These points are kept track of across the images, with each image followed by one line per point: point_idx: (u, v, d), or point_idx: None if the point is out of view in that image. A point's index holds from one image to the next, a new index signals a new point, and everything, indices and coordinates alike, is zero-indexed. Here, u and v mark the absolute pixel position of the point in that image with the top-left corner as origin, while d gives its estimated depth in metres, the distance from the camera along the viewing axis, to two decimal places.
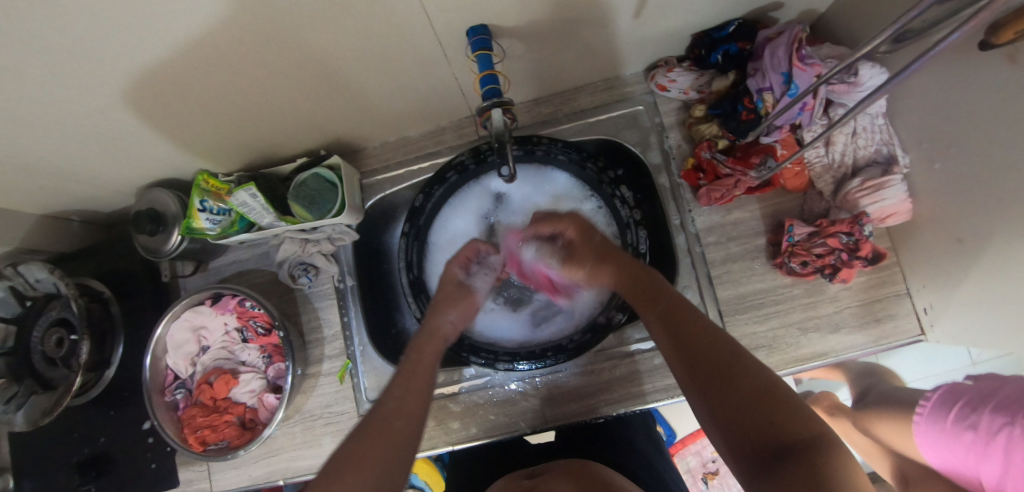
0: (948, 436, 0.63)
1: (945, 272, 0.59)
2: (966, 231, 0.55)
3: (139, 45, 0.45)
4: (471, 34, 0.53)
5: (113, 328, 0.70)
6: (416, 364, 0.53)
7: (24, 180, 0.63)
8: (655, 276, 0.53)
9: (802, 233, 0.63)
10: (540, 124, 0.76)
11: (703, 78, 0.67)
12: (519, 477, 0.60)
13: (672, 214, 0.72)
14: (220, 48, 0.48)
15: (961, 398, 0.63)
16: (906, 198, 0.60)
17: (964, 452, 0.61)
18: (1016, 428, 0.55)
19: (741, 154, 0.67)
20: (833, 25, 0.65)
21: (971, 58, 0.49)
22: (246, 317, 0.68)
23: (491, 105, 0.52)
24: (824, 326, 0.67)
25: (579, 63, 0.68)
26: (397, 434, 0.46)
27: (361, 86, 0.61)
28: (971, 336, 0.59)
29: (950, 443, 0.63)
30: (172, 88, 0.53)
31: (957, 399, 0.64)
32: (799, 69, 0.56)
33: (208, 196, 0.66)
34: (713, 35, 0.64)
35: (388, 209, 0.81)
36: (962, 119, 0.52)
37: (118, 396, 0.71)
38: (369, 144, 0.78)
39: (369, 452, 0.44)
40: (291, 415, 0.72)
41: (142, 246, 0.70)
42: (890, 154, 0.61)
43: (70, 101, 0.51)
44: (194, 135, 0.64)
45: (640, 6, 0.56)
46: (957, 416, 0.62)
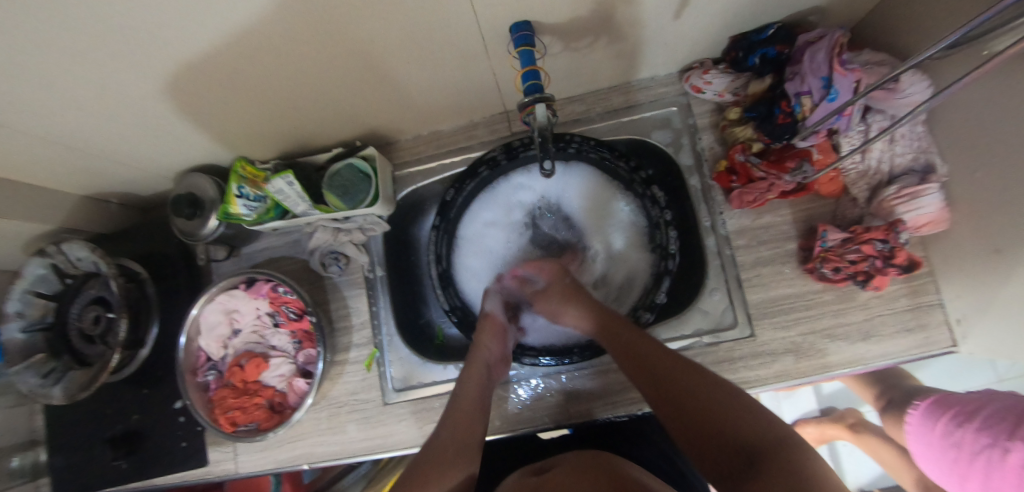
0: (934, 447, 0.64)
1: (982, 283, 0.59)
2: (1005, 243, 0.54)
3: (197, 34, 0.46)
4: (515, 30, 0.54)
5: (149, 308, 0.71)
6: (460, 400, 0.61)
7: (72, 161, 0.65)
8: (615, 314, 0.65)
9: (836, 239, 0.63)
10: (572, 122, 0.77)
11: (739, 81, 0.68)
12: (529, 474, 0.59)
13: (702, 216, 0.72)
14: (270, 39, 0.49)
15: (955, 408, 0.62)
16: (942, 206, 0.59)
17: (950, 463, 0.62)
18: (999, 451, 0.55)
19: (776, 158, 0.66)
20: (874, 31, 0.64)
21: (1020, 67, 0.49)
22: (278, 302, 0.70)
23: (534, 100, 0.53)
24: (854, 333, 0.66)
25: (615, 63, 0.68)
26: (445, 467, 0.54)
27: (402, 80, 0.63)
28: (1007, 349, 0.58)
29: (938, 455, 0.63)
30: (221, 75, 0.54)
31: (950, 410, 0.63)
32: (840, 75, 0.57)
33: (246, 183, 0.67)
34: (752, 38, 0.63)
35: (417, 201, 0.82)
36: (1007, 128, 0.51)
37: (150, 374, 0.73)
38: (402, 137, 0.79)
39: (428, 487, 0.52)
40: (317, 401, 0.73)
41: (178, 229, 0.71)
42: (928, 162, 0.61)
43: (125, 85, 0.52)
44: (236, 122, 0.65)
45: (682, 7, 0.56)
46: (947, 429, 0.62)
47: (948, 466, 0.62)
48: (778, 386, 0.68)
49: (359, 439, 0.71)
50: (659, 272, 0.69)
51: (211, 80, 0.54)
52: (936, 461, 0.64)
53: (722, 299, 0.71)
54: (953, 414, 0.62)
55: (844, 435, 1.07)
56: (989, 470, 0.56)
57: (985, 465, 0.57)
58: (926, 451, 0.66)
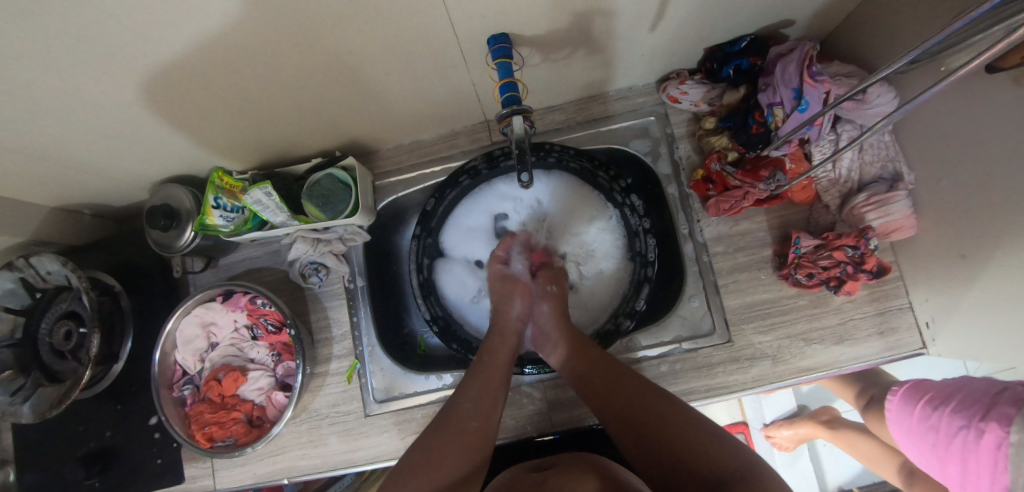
0: (915, 433, 0.66)
1: (948, 287, 0.61)
2: (969, 247, 0.56)
3: (171, 44, 0.46)
4: (493, 42, 0.54)
5: (124, 322, 0.70)
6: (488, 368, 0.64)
7: (41, 173, 0.63)
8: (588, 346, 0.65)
9: (809, 245, 0.64)
10: (552, 131, 0.77)
11: (714, 91, 0.69)
12: (527, 470, 0.58)
13: (681, 224, 0.74)
14: (246, 48, 0.49)
15: (932, 394, 0.64)
16: (910, 213, 0.61)
17: (931, 447, 0.63)
18: (971, 431, 0.56)
19: (750, 167, 0.67)
20: (841, 43, 0.66)
21: (978, 79, 0.51)
22: (257, 315, 0.69)
23: (512, 112, 0.54)
24: (827, 337, 0.68)
25: (594, 73, 0.69)
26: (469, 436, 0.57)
27: (382, 89, 0.63)
28: (973, 349, 0.60)
29: (919, 440, 0.65)
30: (197, 85, 0.54)
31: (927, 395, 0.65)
32: (810, 86, 0.57)
33: (222, 193, 0.66)
34: (726, 50, 0.65)
35: (399, 211, 0.82)
36: (968, 137, 0.54)
37: (124, 390, 0.71)
38: (383, 146, 0.79)
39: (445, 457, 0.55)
40: (297, 414, 0.72)
41: (153, 241, 0.70)
42: (895, 171, 0.63)
43: (96, 96, 0.51)
44: (212, 132, 0.65)
45: (656, 20, 0.57)
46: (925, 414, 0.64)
47: (929, 451, 0.64)
48: (756, 390, 0.69)
49: (341, 452, 0.71)
50: (639, 279, 0.70)
51: (186, 89, 0.54)
52: (918, 447, 0.66)
53: (701, 305, 0.72)
54: (929, 400, 0.64)
55: (820, 433, 1.09)
56: (964, 452, 0.57)
57: (959, 447, 0.58)
58: (908, 437, 0.68)
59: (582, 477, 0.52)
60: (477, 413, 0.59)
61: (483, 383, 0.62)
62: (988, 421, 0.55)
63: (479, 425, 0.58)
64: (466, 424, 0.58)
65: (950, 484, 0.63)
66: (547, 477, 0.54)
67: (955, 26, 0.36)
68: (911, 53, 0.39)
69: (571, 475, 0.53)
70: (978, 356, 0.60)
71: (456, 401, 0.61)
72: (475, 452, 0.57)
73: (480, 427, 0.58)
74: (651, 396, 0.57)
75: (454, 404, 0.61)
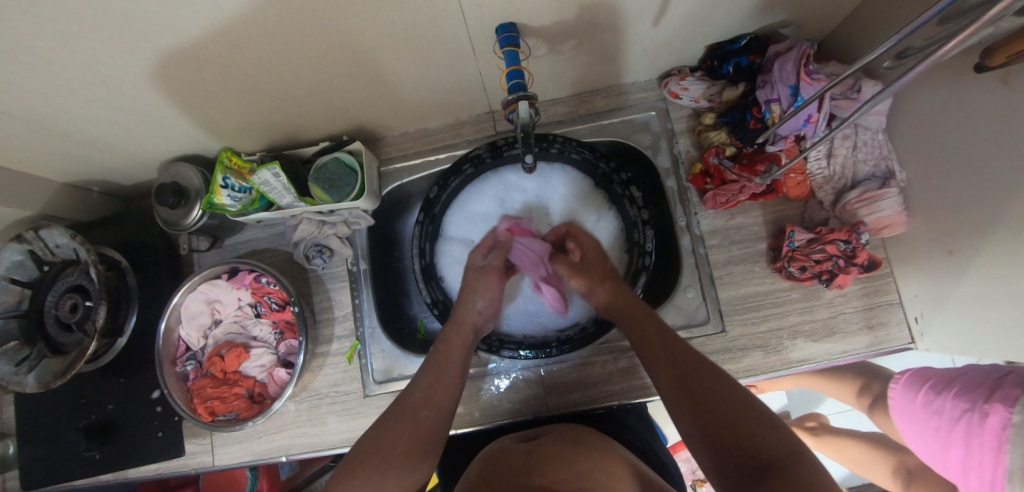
0: (921, 417, 0.68)
1: (937, 282, 0.62)
2: (956, 243, 0.58)
3: (191, 21, 0.47)
4: (500, 31, 0.56)
5: (129, 296, 0.71)
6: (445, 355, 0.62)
7: (54, 147, 0.65)
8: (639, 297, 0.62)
9: (803, 239, 0.66)
10: (555, 123, 0.79)
11: (714, 88, 0.71)
12: (516, 441, 0.61)
13: (678, 216, 0.75)
14: (263, 29, 0.50)
15: (936, 380, 0.66)
16: (901, 210, 0.63)
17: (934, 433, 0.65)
18: (975, 414, 0.58)
19: (747, 162, 0.70)
20: (838, 44, 0.68)
21: (968, 80, 0.53)
22: (261, 293, 0.70)
23: (517, 98, 0.55)
24: (818, 330, 0.69)
25: (598, 67, 0.71)
26: (422, 421, 0.55)
27: (392, 77, 0.64)
28: (958, 343, 0.61)
29: (924, 426, 0.67)
30: (210, 63, 0.55)
31: (929, 381, 0.68)
32: (806, 84, 0.60)
33: (231, 174, 0.67)
34: (726, 47, 0.67)
35: (403, 197, 0.84)
36: (958, 137, 0.56)
37: (127, 364, 0.73)
38: (389, 133, 0.80)
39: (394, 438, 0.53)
40: (298, 392, 0.73)
41: (162, 218, 0.71)
42: (888, 169, 0.65)
43: (116, 71, 0.53)
44: (224, 112, 0.66)
45: (661, 15, 0.59)
46: (929, 399, 0.66)
47: (934, 435, 0.66)
48: (747, 381, 0.70)
49: (340, 430, 0.72)
50: (637, 268, 0.72)
51: (202, 69, 0.55)
52: (924, 432, 0.67)
53: (696, 297, 0.73)
54: (937, 385, 0.65)
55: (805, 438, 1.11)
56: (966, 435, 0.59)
57: (963, 430, 0.59)
58: (916, 424, 0.69)
59: (567, 446, 0.55)
60: (429, 402, 0.57)
61: (437, 374, 0.59)
62: (991, 403, 0.56)
63: (431, 414, 0.56)
64: (418, 418, 0.55)
65: (955, 470, 0.65)
66: (536, 447, 0.57)
67: (913, 27, 0.40)
68: (873, 53, 0.43)
69: (559, 447, 0.56)
70: (963, 350, 0.61)
71: (406, 393, 0.58)
72: (427, 444, 0.54)
73: (432, 419, 0.56)
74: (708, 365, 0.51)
75: (406, 395, 0.58)
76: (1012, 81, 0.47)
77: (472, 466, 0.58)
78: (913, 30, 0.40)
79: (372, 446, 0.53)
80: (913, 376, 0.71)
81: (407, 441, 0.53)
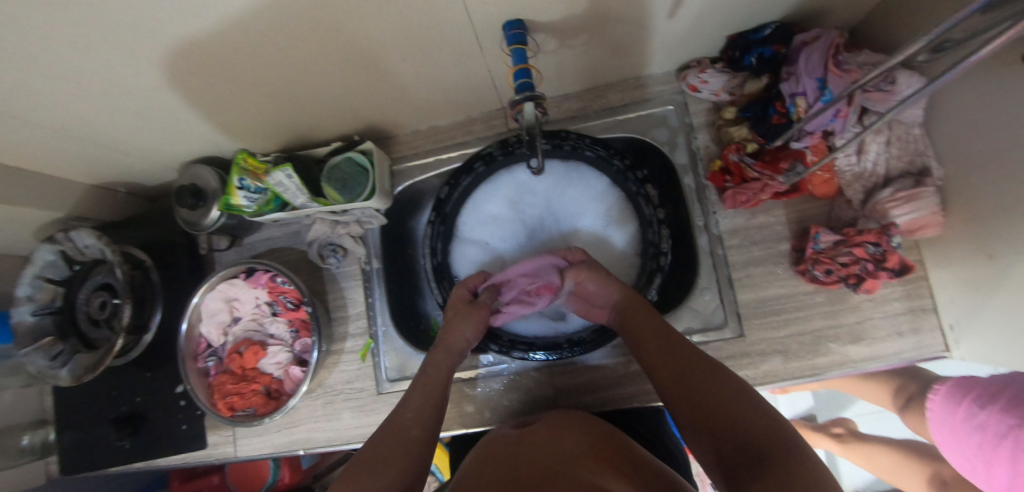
0: (961, 432, 0.63)
1: (975, 287, 0.58)
2: (997, 248, 0.54)
3: (194, 25, 0.47)
4: (507, 28, 0.54)
5: (153, 294, 0.73)
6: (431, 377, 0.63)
7: (79, 151, 0.67)
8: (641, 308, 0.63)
9: (828, 240, 0.63)
10: (569, 119, 0.77)
11: (735, 80, 0.68)
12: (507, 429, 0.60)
13: (696, 215, 0.73)
14: (265, 32, 0.50)
15: (978, 391, 0.62)
16: (937, 210, 0.59)
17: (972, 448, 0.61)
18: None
19: (770, 159, 0.67)
20: (873, 30, 0.63)
21: (1015, 71, 0.48)
22: (276, 292, 0.72)
23: (524, 97, 0.54)
24: (844, 335, 0.66)
25: (612, 60, 0.68)
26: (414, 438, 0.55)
27: (401, 76, 0.64)
28: (994, 352, 0.58)
29: (962, 440, 0.63)
30: (216, 67, 0.55)
31: (972, 391, 0.63)
32: (835, 77, 0.57)
33: (246, 175, 0.68)
34: (749, 37, 0.64)
35: (415, 196, 0.83)
36: (1002, 133, 0.51)
37: (154, 359, 0.76)
38: (400, 131, 0.80)
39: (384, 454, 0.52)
40: (314, 389, 0.75)
41: (181, 218, 0.73)
42: (924, 166, 0.60)
43: (129, 78, 0.54)
44: (237, 115, 0.67)
45: (676, 6, 0.56)
46: (970, 413, 0.62)
47: (974, 450, 0.61)
48: (765, 386, 0.68)
49: (355, 427, 0.73)
50: (650, 270, 0.70)
51: (212, 74, 0.56)
52: (963, 447, 0.63)
53: (713, 298, 0.71)
54: (979, 396, 0.61)
55: (829, 445, 1.09)
56: (1014, 452, 0.54)
57: (1010, 448, 0.55)
58: (955, 437, 0.65)
59: (563, 434, 0.54)
60: (417, 415, 0.57)
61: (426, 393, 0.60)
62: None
63: (422, 432, 0.56)
64: (407, 433, 0.55)
65: (995, 487, 0.60)
66: (525, 435, 0.56)
67: (966, 13, 0.37)
68: (918, 46, 0.39)
69: (548, 432, 0.55)
70: (1000, 361, 0.57)
71: (399, 412, 0.59)
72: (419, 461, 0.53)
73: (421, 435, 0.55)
74: (708, 362, 0.54)
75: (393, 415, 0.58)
76: None
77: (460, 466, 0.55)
78: (965, 16, 0.37)
79: (359, 460, 0.52)
80: (954, 387, 0.68)
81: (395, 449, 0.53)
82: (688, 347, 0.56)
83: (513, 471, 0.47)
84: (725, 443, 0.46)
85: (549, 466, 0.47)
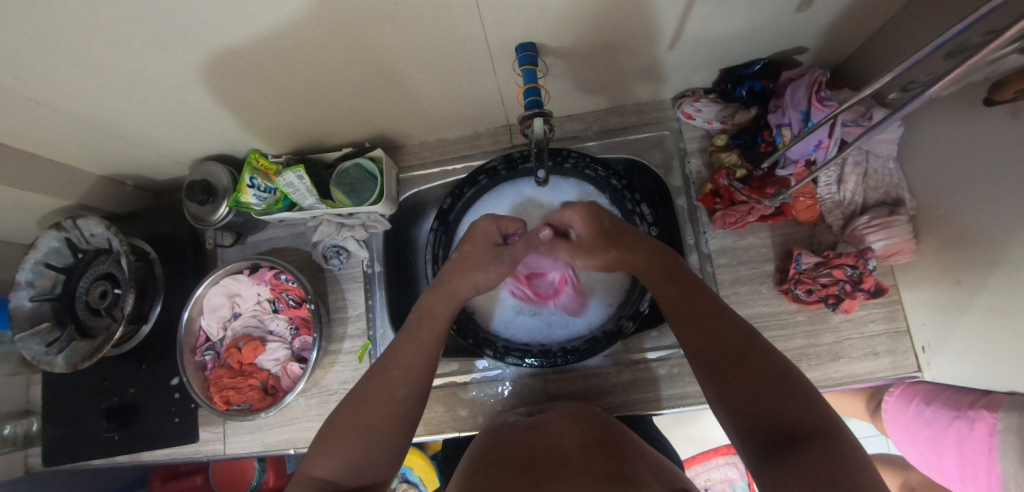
0: (911, 428, 0.69)
1: (946, 311, 0.62)
2: (964, 274, 0.58)
3: (228, 28, 0.50)
4: (520, 50, 0.59)
5: (155, 286, 0.74)
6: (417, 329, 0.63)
7: (95, 142, 0.69)
8: (676, 261, 0.62)
9: (810, 262, 0.67)
10: (570, 138, 0.82)
11: (727, 110, 0.73)
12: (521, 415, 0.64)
13: (687, 234, 0.77)
14: (297, 39, 0.53)
15: (927, 390, 0.67)
16: (911, 237, 0.63)
17: (926, 441, 0.67)
18: (961, 422, 0.59)
19: (757, 185, 0.71)
20: (853, 72, 0.69)
21: (977, 113, 0.54)
22: (279, 289, 0.73)
23: (532, 115, 0.58)
24: (825, 354, 0.70)
25: (613, 86, 0.73)
26: (398, 400, 0.57)
27: (414, 88, 0.67)
28: (967, 373, 0.61)
29: (915, 437, 0.69)
30: (243, 67, 0.57)
31: (917, 393, 0.68)
32: (818, 110, 0.61)
33: (257, 175, 0.70)
34: (740, 71, 0.68)
35: (419, 204, 0.86)
36: (966, 169, 0.56)
37: (150, 351, 0.76)
38: (409, 141, 0.83)
39: (368, 415, 0.55)
40: (309, 388, 0.75)
41: (189, 213, 0.75)
42: (897, 196, 0.65)
43: (159, 73, 0.56)
44: (255, 116, 0.69)
45: (676, 39, 0.61)
46: (917, 411, 0.67)
47: (926, 445, 0.67)
48: None
49: None
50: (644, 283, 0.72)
51: (242, 76, 0.59)
52: (917, 443, 0.69)
53: None
54: (928, 396, 0.66)
55: None
56: (959, 442, 0.60)
57: (955, 437, 0.60)
58: (905, 433, 0.71)
59: (573, 421, 0.58)
60: (405, 380, 0.58)
61: (410, 347, 0.61)
62: (977, 410, 0.57)
63: (407, 392, 0.58)
64: (389, 391, 0.57)
65: (951, 478, 0.66)
66: (539, 421, 0.59)
67: (922, 54, 0.40)
68: (881, 85, 0.43)
69: (559, 420, 0.58)
70: (970, 380, 0.61)
71: (380, 363, 0.60)
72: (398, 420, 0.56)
73: (409, 396, 0.58)
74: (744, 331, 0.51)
75: (380, 367, 0.60)
76: (1021, 115, 0.48)
77: (461, 464, 0.56)
78: (928, 53, 0.39)
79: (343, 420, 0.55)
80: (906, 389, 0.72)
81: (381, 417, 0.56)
82: (725, 314, 0.54)
83: (524, 454, 0.51)
84: (755, 405, 0.46)
85: (555, 448, 0.51)
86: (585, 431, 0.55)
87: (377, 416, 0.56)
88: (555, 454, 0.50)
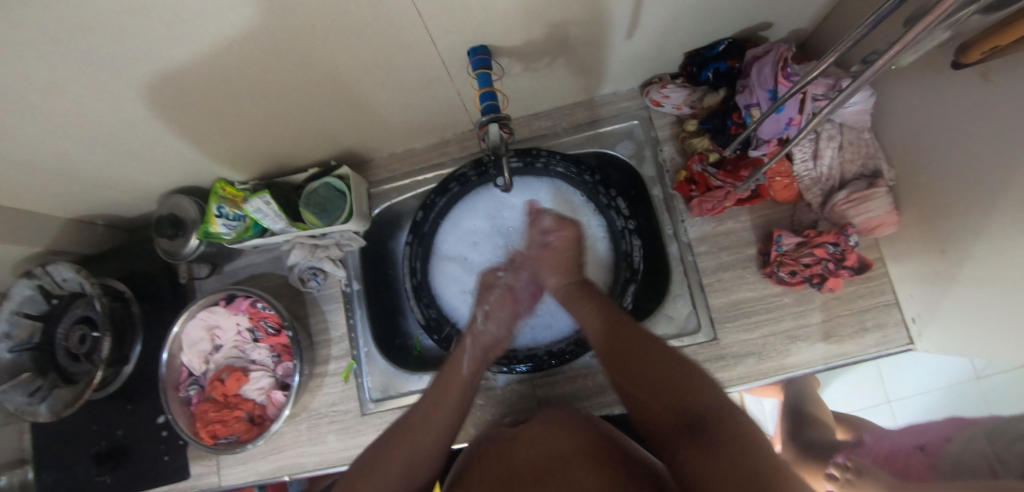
0: None
1: (933, 281, 0.61)
2: (947, 243, 0.57)
3: (162, 59, 0.48)
4: (472, 54, 0.57)
5: (133, 325, 0.74)
6: (450, 382, 0.61)
7: (55, 186, 0.67)
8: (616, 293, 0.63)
9: (790, 243, 0.65)
10: (539, 137, 0.80)
11: (694, 95, 0.71)
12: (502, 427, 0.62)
13: (666, 225, 0.75)
14: (236, 65, 0.52)
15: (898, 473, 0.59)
16: (891, 210, 0.62)
17: None
18: None
19: (732, 168, 0.69)
20: (819, 44, 0.68)
21: (944, 77, 0.52)
22: (257, 317, 0.72)
23: (489, 120, 0.56)
24: (813, 334, 0.68)
25: (576, 80, 0.71)
26: (423, 448, 0.56)
27: (370, 102, 0.66)
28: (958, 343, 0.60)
29: None
30: (185, 96, 0.56)
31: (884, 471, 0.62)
32: (784, 87, 0.59)
33: (225, 203, 0.69)
34: (705, 53, 0.67)
35: (394, 217, 0.85)
36: (939, 136, 0.55)
37: (135, 390, 0.75)
38: (377, 155, 0.82)
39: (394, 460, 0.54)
40: (298, 413, 0.75)
41: (161, 249, 0.74)
42: (876, 168, 0.64)
43: (105, 112, 0.55)
44: (214, 145, 0.68)
45: (633, 26, 0.59)
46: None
47: None
48: (742, 388, 0.70)
49: (340, 449, 0.73)
50: (625, 278, 0.71)
51: (191, 106, 0.58)
52: None
53: (686, 305, 0.73)
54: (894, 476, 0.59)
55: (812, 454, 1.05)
56: None
57: None
58: None
59: (552, 432, 0.55)
60: (425, 426, 0.57)
61: (441, 393, 0.60)
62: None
63: (426, 440, 0.56)
64: (416, 440, 0.56)
65: None
66: (520, 434, 0.57)
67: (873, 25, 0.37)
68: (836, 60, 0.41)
69: (540, 432, 0.56)
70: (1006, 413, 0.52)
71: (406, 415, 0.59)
72: (429, 466, 0.56)
73: (432, 441, 0.57)
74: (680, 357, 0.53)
75: (407, 418, 0.59)
76: (991, 77, 0.47)
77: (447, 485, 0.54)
78: (873, 25, 0.37)
79: (369, 469, 0.54)
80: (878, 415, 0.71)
81: (407, 466, 0.54)
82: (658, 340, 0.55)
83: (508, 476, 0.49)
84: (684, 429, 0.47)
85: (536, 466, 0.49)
86: (570, 442, 0.53)
87: (402, 467, 0.54)
88: (536, 471, 0.48)
